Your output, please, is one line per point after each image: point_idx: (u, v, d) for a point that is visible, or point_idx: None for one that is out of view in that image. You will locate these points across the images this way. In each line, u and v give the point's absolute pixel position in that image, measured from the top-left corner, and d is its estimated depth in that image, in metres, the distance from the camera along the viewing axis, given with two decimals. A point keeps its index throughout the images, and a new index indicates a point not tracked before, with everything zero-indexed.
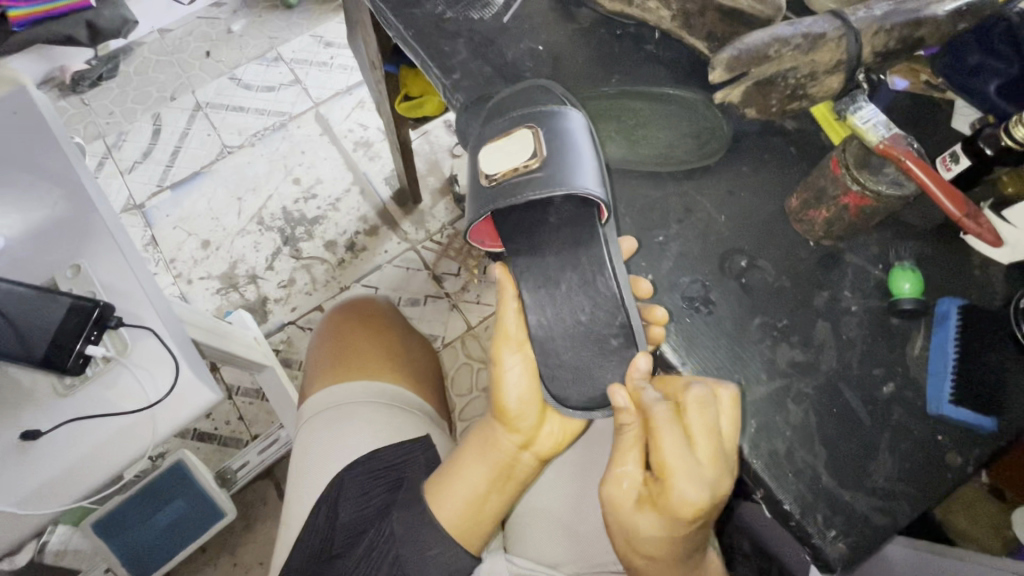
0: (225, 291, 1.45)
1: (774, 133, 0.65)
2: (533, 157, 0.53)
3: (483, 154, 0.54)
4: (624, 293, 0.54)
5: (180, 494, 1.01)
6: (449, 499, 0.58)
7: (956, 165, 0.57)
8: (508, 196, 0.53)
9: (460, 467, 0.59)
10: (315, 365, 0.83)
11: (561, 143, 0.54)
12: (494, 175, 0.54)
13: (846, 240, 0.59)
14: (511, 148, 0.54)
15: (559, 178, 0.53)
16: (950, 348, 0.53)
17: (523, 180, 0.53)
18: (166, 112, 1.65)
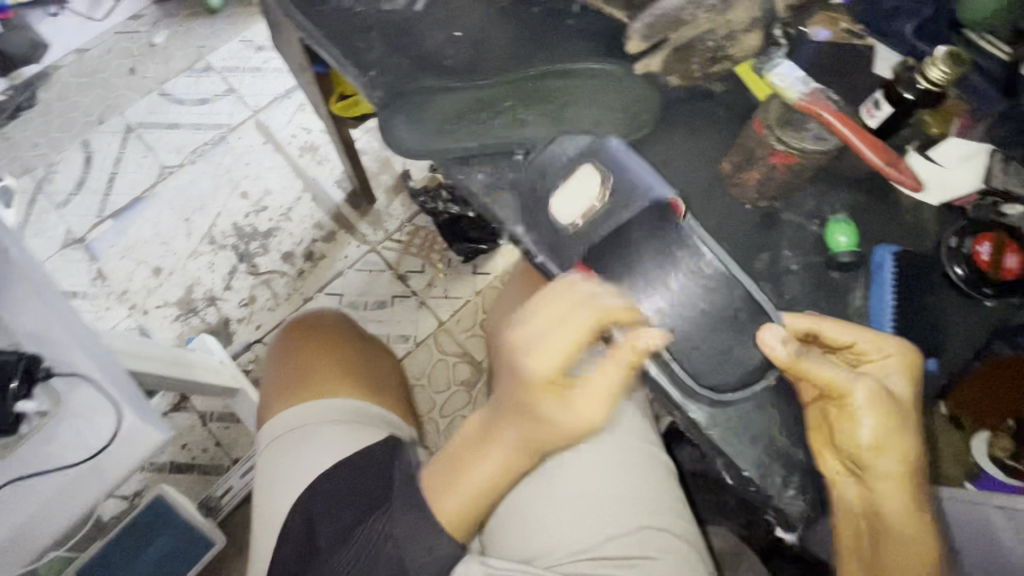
0: (184, 316, 1.40)
1: (701, 98, 0.62)
2: (600, 193, 0.54)
3: (552, 208, 0.55)
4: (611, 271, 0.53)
5: (164, 530, 0.98)
6: (460, 488, 0.57)
7: (880, 111, 0.57)
8: (600, 228, 0.53)
9: (473, 458, 0.57)
10: (268, 390, 0.80)
11: (616, 162, 0.55)
12: (574, 218, 0.54)
13: (783, 200, 0.58)
14: (574, 193, 0.55)
15: (632, 200, 0.53)
16: (887, 293, 0.55)
17: (599, 216, 0.54)
18: (96, 137, 1.56)
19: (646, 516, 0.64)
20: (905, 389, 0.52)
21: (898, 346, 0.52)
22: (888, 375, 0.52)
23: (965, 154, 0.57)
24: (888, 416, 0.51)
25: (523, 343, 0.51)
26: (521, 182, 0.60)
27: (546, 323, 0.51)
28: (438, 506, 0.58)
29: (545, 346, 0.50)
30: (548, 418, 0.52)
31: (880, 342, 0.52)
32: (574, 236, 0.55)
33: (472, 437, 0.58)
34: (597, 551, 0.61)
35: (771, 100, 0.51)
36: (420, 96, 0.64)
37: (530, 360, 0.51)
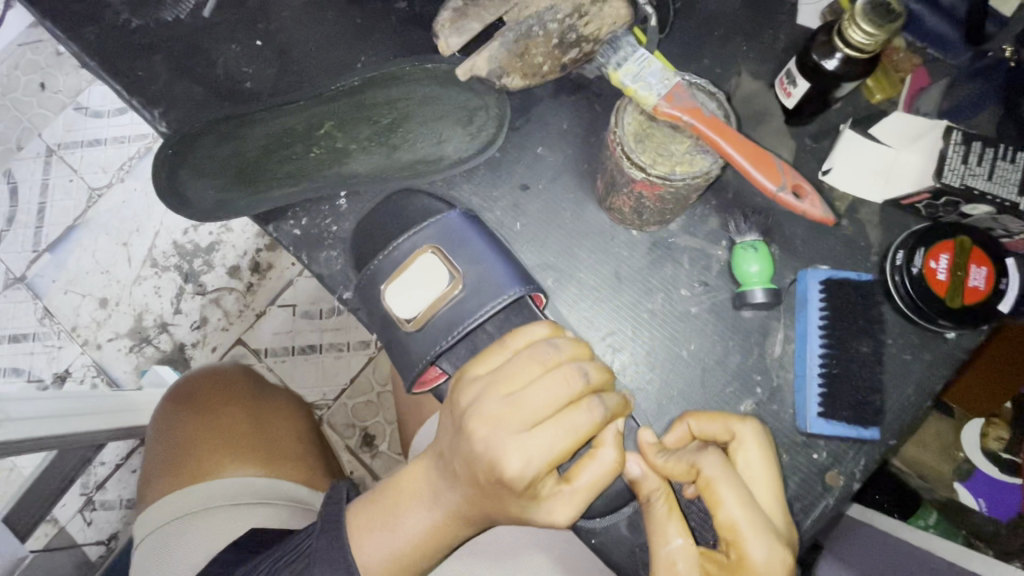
0: (138, 347, 1.01)
1: (571, 89, 0.48)
2: (452, 279, 0.39)
3: (390, 293, 0.39)
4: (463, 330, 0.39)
5: None
6: (381, 542, 0.43)
7: (796, 88, 0.43)
8: (453, 331, 0.39)
9: (408, 506, 0.43)
10: (149, 470, 0.72)
11: (468, 245, 0.41)
12: (415, 314, 0.39)
13: (679, 219, 0.45)
14: (420, 276, 0.39)
15: (491, 290, 0.40)
16: (813, 339, 0.41)
17: (452, 310, 0.39)
18: (19, 166, 1.09)
19: None
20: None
21: (768, 556, 0.34)
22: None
23: (915, 133, 0.42)
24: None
25: (489, 411, 0.35)
26: (346, 235, 0.48)
27: (508, 399, 0.35)
28: (362, 554, 0.43)
29: (509, 424, 0.35)
30: (517, 501, 0.36)
31: (756, 540, 0.34)
32: (419, 339, 0.39)
33: (411, 483, 0.44)
34: None
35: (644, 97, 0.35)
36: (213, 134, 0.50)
37: (498, 441, 0.34)
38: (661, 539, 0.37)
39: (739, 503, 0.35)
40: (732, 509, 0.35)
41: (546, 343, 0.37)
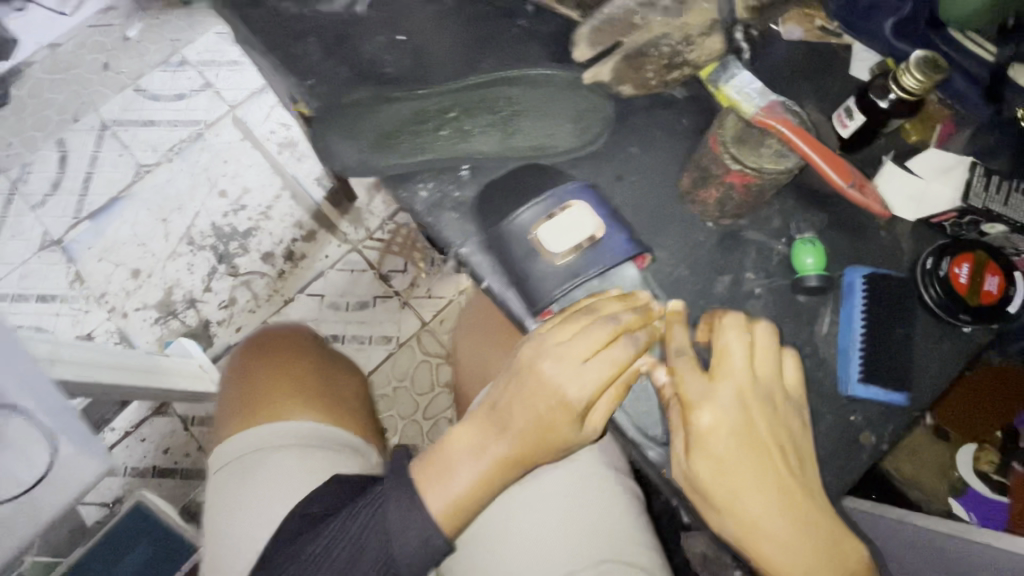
0: (165, 319, 1.43)
1: (663, 105, 0.58)
2: (592, 231, 0.49)
3: (541, 231, 0.49)
4: (590, 274, 0.48)
5: (141, 538, 1.02)
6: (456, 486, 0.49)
7: (852, 122, 0.53)
8: (581, 276, 0.48)
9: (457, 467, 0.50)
10: (222, 410, 0.77)
11: (598, 208, 0.50)
12: (557, 254, 0.49)
13: (747, 216, 0.54)
14: (568, 223, 0.49)
15: (614, 246, 0.49)
16: (856, 321, 0.50)
17: (586, 255, 0.49)
18: (69, 137, 1.57)
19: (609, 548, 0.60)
20: (712, 469, 0.42)
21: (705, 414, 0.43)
22: (703, 454, 0.43)
23: (945, 166, 0.53)
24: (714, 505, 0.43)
25: (549, 357, 0.46)
26: (467, 200, 0.56)
27: (540, 342, 0.47)
28: (427, 498, 0.49)
29: (568, 361, 0.46)
30: (568, 429, 0.47)
31: (698, 403, 0.43)
32: (547, 278, 0.49)
33: (457, 440, 0.50)
34: None
35: (751, 111, 0.45)
36: (360, 106, 0.58)
37: (538, 385, 0.46)
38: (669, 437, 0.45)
39: (687, 374, 0.44)
40: (688, 382, 0.44)
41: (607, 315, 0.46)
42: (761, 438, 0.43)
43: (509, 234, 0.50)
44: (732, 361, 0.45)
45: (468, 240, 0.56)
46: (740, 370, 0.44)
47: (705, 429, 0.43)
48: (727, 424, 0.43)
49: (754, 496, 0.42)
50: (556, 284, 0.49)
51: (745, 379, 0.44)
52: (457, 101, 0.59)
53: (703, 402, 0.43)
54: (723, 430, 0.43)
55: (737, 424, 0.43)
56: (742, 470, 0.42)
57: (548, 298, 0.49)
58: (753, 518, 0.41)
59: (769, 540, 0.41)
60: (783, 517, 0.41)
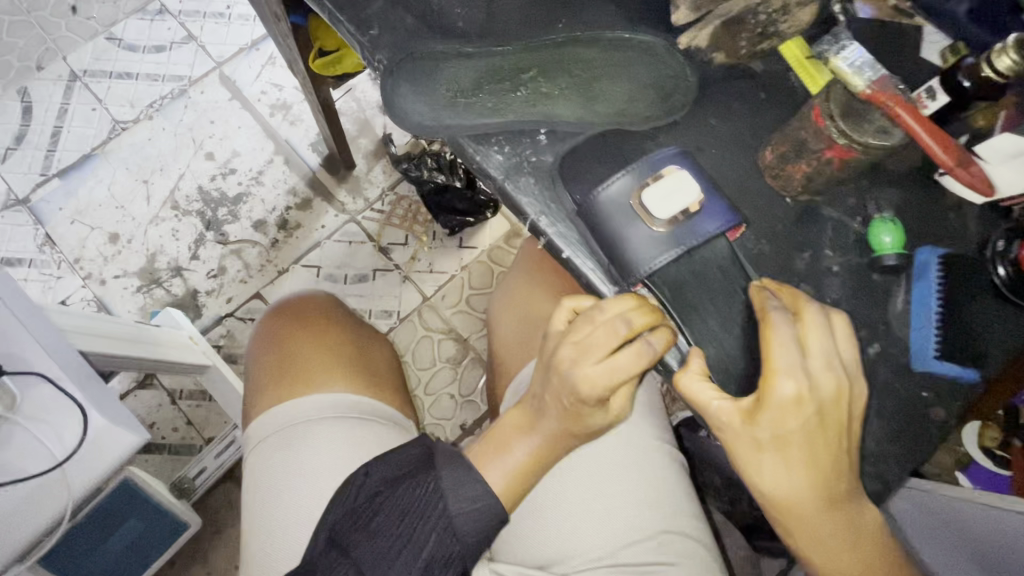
0: (147, 288, 1.45)
1: (741, 76, 0.57)
2: (694, 200, 0.48)
3: (643, 198, 0.48)
4: (688, 244, 0.48)
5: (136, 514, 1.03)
6: (520, 446, 0.58)
7: (933, 101, 0.53)
8: (683, 245, 0.48)
9: (514, 438, 0.58)
10: (254, 382, 0.73)
11: (694, 176, 0.49)
12: (655, 221, 0.48)
13: (825, 194, 0.54)
14: (670, 191, 0.48)
15: (712, 216, 0.48)
16: (933, 300, 0.51)
17: (686, 225, 0.48)
18: (35, 85, 1.55)
19: (665, 520, 0.61)
20: (774, 434, 0.46)
21: (789, 386, 0.45)
22: (769, 420, 0.46)
23: (1014, 151, 0.52)
24: (742, 457, 0.48)
25: (565, 355, 0.53)
26: (546, 165, 0.54)
27: (604, 327, 0.50)
28: (487, 474, 0.57)
29: (586, 357, 0.52)
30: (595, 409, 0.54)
31: (784, 375, 0.46)
32: (643, 246, 0.48)
33: (507, 424, 0.60)
34: (615, 558, 0.59)
35: (861, 85, 0.45)
36: (430, 60, 0.56)
37: (580, 369, 0.52)
38: (704, 405, 0.47)
39: (783, 347, 0.46)
40: (781, 352, 0.46)
41: (620, 320, 0.48)
42: (832, 415, 0.47)
43: (603, 201, 0.49)
44: (818, 343, 0.47)
45: (549, 208, 0.53)
46: (828, 354, 0.47)
47: (786, 399, 0.45)
48: (805, 400, 0.46)
49: (790, 463, 0.47)
50: (652, 255, 0.48)
51: (828, 358, 0.47)
52: (532, 60, 0.56)
53: (787, 375, 0.46)
54: (807, 402, 0.46)
55: (817, 400, 0.46)
56: (809, 438, 0.47)
57: (646, 269, 0.48)
58: (779, 481, 0.48)
59: (791, 495, 0.48)
60: (825, 485, 0.47)
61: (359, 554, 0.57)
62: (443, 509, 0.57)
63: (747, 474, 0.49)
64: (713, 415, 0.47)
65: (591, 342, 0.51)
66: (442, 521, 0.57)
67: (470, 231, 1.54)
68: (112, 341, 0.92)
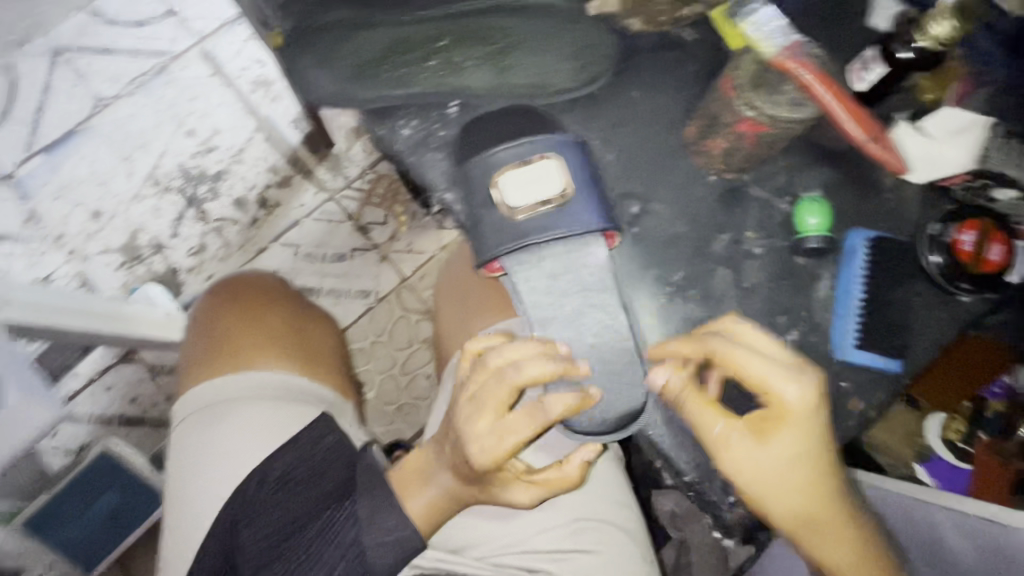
0: (129, 265, 1.46)
1: (670, 47, 0.54)
2: (560, 192, 0.45)
3: (507, 177, 0.46)
4: (550, 236, 0.45)
5: (112, 485, 0.99)
6: (418, 494, 0.53)
7: (869, 74, 0.49)
8: (532, 238, 0.45)
9: (417, 482, 0.54)
10: (189, 358, 0.73)
11: (570, 166, 0.47)
12: (524, 209, 0.45)
13: (751, 172, 0.51)
14: (538, 178, 0.46)
15: (578, 214, 0.46)
16: (855, 284, 0.48)
17: (549, 218, 0.46)
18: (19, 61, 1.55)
19: (584, 507, 0.60)
20: (794, 451, 0.41)
21: (797, 391, 0.40)
22: (778, 435, 0.41)
23: (957, 127, 0.49)
24: (767, 484, 0.42)
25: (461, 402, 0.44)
26: (453, 139, 0.51)
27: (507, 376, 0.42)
28: (406, 502, 0.53)
29: (477, 412, 0.43)
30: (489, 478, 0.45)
31: (787, 382, 0.40)
32: (498, 231, 0.46)
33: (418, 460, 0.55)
34: (527, 543, 0.58)
35: (772, 39, 0.42)
36: (344, 29, 0.53)
37: (470, 428, 0.43)
38: (703, 421, 0.43)
39: (748, 356, 0.41)
40: (754, 366, 0.40)
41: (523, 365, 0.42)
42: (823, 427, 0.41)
43: (482, 167, 0.47)
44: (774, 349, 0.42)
45: (451, 183, 0.51)
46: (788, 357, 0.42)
47: (797, 412, 0.40)
48: (811, 412, 0.40)
49: (813, 496, 0.42)
50: (503, 239, 0.46)
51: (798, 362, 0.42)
52: (449, 30, 0.53)
53: (789, 383, 0.40)
54: (811, 413, 0.40)
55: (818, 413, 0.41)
56: (810, 463, 0.41)
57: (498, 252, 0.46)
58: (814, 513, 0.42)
59: (824, 542, 0.43)
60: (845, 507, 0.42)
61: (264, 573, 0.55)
62: (356, 538, 0.53)
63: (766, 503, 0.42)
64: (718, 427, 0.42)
65: (487, 388, 0.43)
66: (352, 550, 0.53)
67: None
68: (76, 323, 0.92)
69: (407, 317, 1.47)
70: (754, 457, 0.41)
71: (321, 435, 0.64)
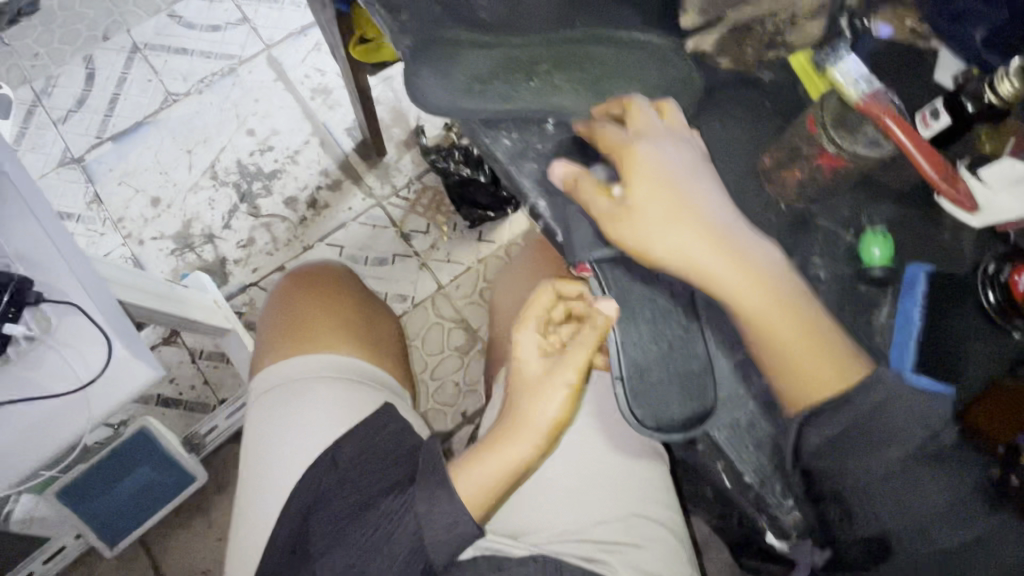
0: (181, 251, 1.53)
1: (748, 85, 0.59)
2: None
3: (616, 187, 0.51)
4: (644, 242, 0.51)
5: (145, 461, 1.13)
6: (477, 475, 0.57)
7: (937, 121, 0.54)
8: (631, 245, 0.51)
9: (478, 459, 0.58)
10: (266, 337, 0.79)
11: None
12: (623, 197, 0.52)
13: (819, 204, 0.56)
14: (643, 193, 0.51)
15: None
16: (916, 314, 0.51)
17: None
18: (100, 54, 1.66)
19: (635, 505, 0.64)
20: (694, 218, 0.49)
21: (674, 152, 0.51)
22: (668, 202, 0.50)
23: (1017, 177, 0.50)
24: (694, 260, 0.48)
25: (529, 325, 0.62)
26: (548, 153, 0.57)
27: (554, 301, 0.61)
28: (458, 483, 0.57)
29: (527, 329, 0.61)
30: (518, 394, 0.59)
31: (664, 150, 0.51)
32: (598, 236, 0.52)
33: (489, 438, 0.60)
34: (585, 534, 0.62)
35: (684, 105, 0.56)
36: (454, 47, 0.59)
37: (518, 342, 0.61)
38: (618, 204, 0.50)
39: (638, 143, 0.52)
40: (643, 146, 0.52)
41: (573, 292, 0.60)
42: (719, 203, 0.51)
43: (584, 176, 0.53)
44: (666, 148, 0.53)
45: (546, 192, 0.56)
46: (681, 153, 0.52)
47: (670, 163, 0.51)
48: (686, 177, 0.51)
49: (731, 268, 0.49)
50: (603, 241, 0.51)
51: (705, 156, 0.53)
52: (546, 56, 0.59)
53: (673, 157, 0.51)
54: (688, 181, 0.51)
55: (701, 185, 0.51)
56: (724, 243, 0.49)
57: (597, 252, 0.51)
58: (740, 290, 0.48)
59: (764, 328, 0.49)
60: (763, 273, 0.49)
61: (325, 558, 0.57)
62: (417, 527, 0.56)
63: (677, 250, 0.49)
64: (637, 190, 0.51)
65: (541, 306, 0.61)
66: (412, 538, 0.56)
67: (490, 225, 1.57)
68: (145, 299, 0.98)
69: (441, 324, 1.52)
70: (673, 226, 0.49)
71: (385, 422, 0.68)
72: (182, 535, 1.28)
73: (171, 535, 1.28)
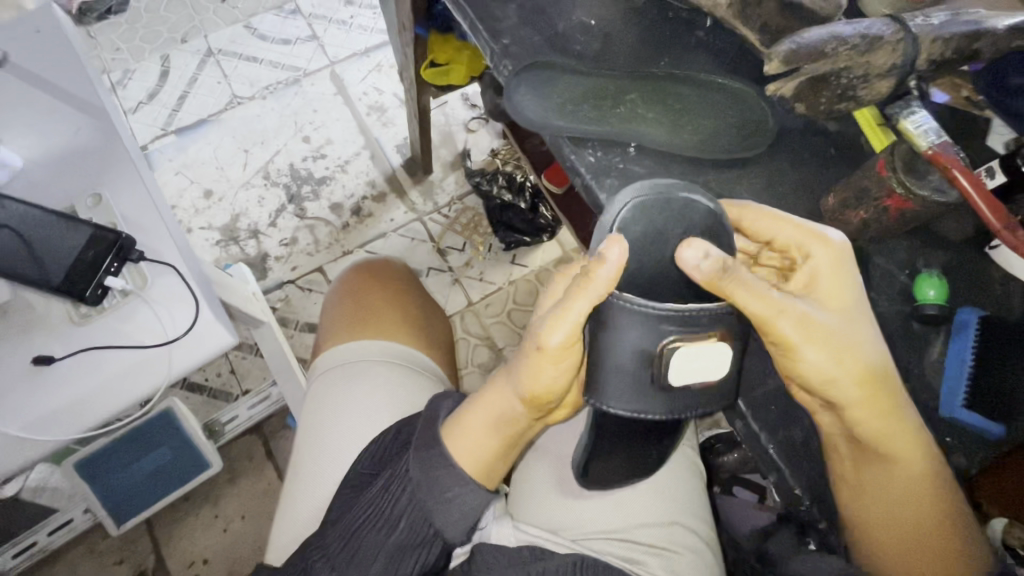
0: (226, 243, 1.59)
1: (814, 132, 0.65)
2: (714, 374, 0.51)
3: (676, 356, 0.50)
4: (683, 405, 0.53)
5: (166, 442, 1.13)
6: (469, 440, 0.59)
7: (992, 180, 0.58)
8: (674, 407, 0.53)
9: (475, 419, 0.59)
10: (330, 321, 0.83)
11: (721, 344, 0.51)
12: (670, 346, 0.50)
13: (877, 245, 0.60)
14: (703, 362, 0.50)
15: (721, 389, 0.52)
16: (968, 355, 0.55)
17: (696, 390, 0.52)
18: (176, 54, 1.78)
19: (678, 513, 0.68)
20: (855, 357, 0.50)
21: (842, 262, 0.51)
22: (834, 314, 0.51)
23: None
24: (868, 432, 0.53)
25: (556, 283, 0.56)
26: (629, 172, 0.62)
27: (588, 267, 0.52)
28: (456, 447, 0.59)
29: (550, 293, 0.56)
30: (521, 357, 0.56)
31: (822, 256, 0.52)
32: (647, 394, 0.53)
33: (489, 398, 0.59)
34: (629, 535, 0.65)
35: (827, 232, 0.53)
36: (549, 73, 0.66)
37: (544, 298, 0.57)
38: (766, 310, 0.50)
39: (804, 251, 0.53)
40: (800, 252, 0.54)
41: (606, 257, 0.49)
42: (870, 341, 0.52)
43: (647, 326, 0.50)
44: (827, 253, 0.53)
45: None
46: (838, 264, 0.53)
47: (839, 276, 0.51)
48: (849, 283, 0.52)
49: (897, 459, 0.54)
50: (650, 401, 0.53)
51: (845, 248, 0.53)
52: (629, 89, 0.65)
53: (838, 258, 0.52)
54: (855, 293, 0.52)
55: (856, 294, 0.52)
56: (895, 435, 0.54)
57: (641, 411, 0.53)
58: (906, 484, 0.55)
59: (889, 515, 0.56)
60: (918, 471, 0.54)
61: (337, 528, 0.60)
62: (413, 498, 0.58)
63: (815, 377, 0.50)
64: (780, 301, 0.49)
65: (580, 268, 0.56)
66: (412, 509, 0.58)
67: (524, 250, 1.62)
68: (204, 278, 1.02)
69: (467, 340, 1.54)
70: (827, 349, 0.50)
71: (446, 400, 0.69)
72: (189, 523, 1.26)
73: (178, 521, 1.26)
